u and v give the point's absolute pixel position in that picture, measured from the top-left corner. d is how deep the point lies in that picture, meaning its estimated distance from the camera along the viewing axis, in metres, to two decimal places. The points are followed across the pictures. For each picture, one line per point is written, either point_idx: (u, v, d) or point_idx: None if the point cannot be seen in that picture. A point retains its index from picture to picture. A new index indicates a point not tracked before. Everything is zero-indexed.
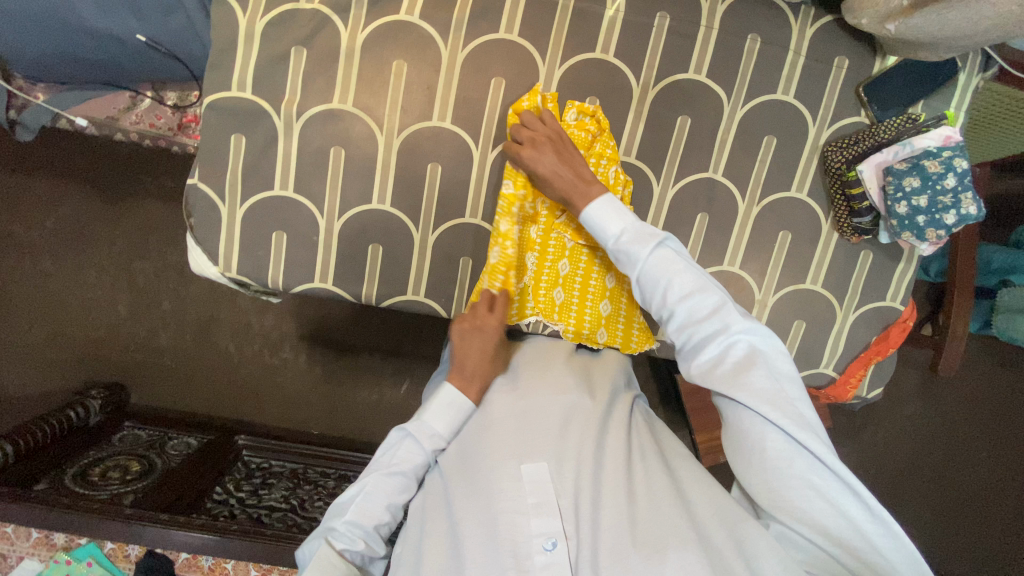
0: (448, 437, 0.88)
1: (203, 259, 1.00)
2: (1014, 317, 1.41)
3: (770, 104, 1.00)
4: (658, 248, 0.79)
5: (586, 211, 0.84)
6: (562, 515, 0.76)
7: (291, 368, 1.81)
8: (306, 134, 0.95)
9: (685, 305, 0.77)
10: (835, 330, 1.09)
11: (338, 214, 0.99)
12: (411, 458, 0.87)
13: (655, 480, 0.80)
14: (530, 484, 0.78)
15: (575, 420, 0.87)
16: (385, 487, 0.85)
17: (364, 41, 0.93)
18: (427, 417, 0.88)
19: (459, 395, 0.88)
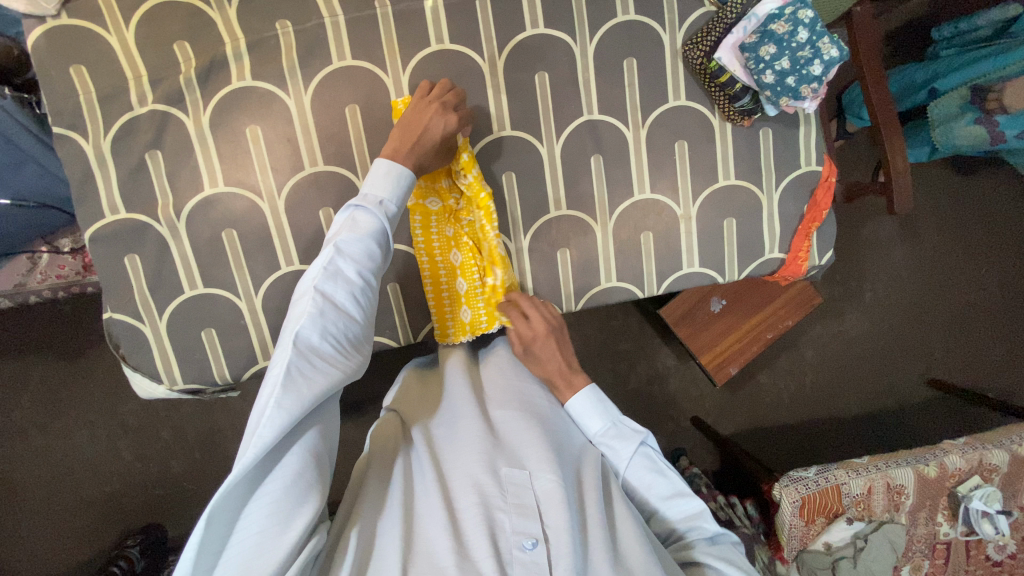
0: (397, 205, 0.85)
1: (146, 382, 1.00)
2: (949, 126, 1.37)
3: (617, 27, 1.00)
4: (640, 447, 0.95)
5: (575, 403, 0.97)
6: (540, 517, 0.79)
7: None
8: (193, 230, 0.95)
9: (668, 501, 0.93)
10: (766, 214, 1.09)
11: (255, 291, 0.99)
12: (372, 234, 0.81)
13: (624, 506, 0.87)
14: (511, 487, 0.81)
15: (558, 436, 0.92)
16: (350, 261, 0.78)
17: (210, 121, 0.93)
18: (375, 183, 0.83)
19: (393, 162, 0.84)
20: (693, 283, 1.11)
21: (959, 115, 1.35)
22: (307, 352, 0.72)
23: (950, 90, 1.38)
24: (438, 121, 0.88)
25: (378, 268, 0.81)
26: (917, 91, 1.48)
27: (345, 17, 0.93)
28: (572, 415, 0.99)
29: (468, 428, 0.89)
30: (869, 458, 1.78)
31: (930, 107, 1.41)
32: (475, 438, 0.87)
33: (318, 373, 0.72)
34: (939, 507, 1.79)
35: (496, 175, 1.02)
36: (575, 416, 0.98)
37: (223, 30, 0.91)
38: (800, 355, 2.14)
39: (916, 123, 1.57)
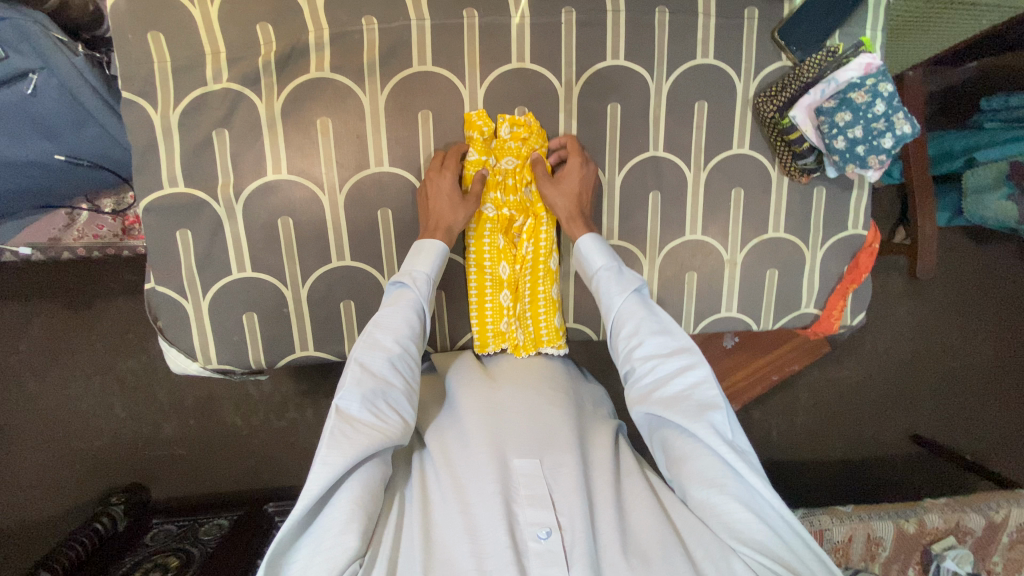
0: (432, 275, 0.91)
1: (180, 357, 1.00)
2: (981, 198, 1.43)
3: (694, 70, 1.01)
4: (634, 293, 0.92)
5: (581, 240, 0.96)
6: (555, 507, 0.76)
7: (301, 428, 1.81)
8: (249, 213, 0.95)
9: (652, 336, 0.88)
10: (807, 270, 1.11)
11: (302, 281, 0.98)
12: (406, 305, 0.86)
13: (640, 484, 0.83)
14: (522, 478, 0.79)
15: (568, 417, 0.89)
16: (387, 319, 0.84)
17: (282, 107, 0.92)
18: (410, 260, 0.91)
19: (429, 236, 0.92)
20: (727, 326, 1.13)
21: (995, 188, 1.38)
22: (346, 421, 0.74)
23: (991, 163, 1.40)
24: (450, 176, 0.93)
25: (416, 336, 0.86)
26: (954, 159, 1.49)
27: (431, 22, 0.93)
28: (579, 251, 0.97)
29: (472, 417, 0.87)
30: (853, 508, 1.85)
31: (966, 175, 1.45)
32: (481, 426, 0.85)
33: (359, 434, 0.73)
34: (911, 561, 1.88)
35: None
36: (580, 252, 0.97)
37: (309, 18, 0.90)
38: (796, 397, 2.18)
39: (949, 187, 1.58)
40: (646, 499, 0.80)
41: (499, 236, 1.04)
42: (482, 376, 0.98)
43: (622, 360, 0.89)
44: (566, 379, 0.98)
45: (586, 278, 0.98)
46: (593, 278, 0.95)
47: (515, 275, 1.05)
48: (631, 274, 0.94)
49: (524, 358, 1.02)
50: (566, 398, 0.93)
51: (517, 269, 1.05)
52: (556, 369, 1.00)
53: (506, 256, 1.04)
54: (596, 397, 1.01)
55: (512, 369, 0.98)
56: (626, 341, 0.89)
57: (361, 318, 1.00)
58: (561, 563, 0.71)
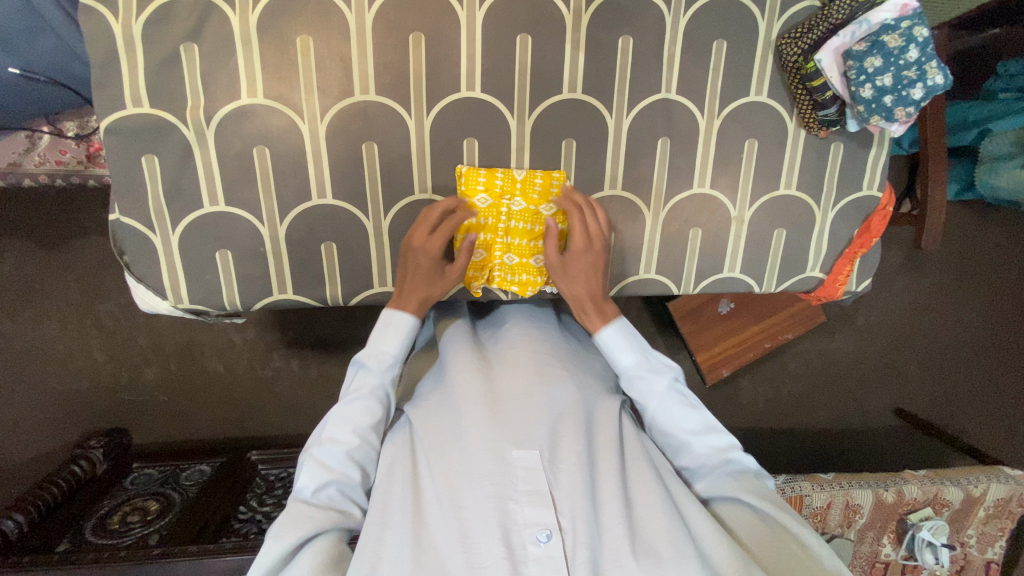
0: (398, 359, 0.87)
1: (149, 295, 0.94)
2: (995, 168, 1.34)
3: (714, 4, 0.92)
4: (673, 383, 0.89)
5: (600, 335, 0.91)
6: (556, 505, 0.74)
7: (283, 380, 1.76)
8: (222, 141, 0.87)
9: (700, 435, 0.86)
10: (816, 232, 1.05)
11: (279, 219, 0.91)
12: (369, 389, 0.83)
13: (647, 472, 0.80)
14: (521, 472, 0.76)
15: (571, 402, 0.85)
16: (347, 410, 0.82)
17: (258, 22, 0.83)
18: (378, 336, 0.87)
19: (394, 312, 0.87)
20: (728, 288, 1.08)
21: (1013, 157, 1.31)
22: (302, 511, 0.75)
23: (1007, 133, 1.31)
24: (433, 252, 0.88)
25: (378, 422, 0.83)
26: (967, 129, 1.39)
27: None
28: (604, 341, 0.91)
29: (466, 404, 0.83)
30: (834, 476, 1.87)
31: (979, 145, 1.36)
32: (478, 415, 0.81)
33: (311, 516, 0.75)
34: (886, 530, 1.91)
35: (556, 140, 0.95)
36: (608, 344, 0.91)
37: None
38: (786, 367, 2.17)
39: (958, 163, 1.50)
40: (655, 488, 0.78)
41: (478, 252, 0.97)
42: (479, 355, 0.92)
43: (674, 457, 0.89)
44: (570, 357, 0.93)
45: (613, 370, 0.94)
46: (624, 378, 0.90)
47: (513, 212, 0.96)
48: (663, 359, 0.91)
49: (525, 333, 0.95)
50: (569, 376, 0.88)
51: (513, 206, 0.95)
52: (557, 345, 0.94)
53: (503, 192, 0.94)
54: (599, 369, 0.97)
55: (511, 347, 0.93)
56: (671, 441, 0.88)
57: (343, 263, 0.94)
58: (562, 568, 0.69)
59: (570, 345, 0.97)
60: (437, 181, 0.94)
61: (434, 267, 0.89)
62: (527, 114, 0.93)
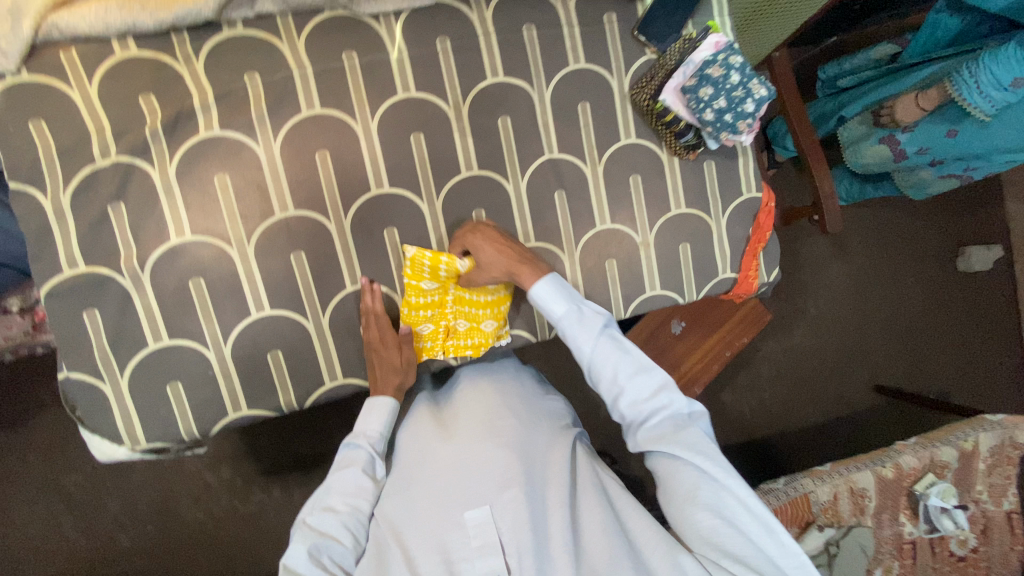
0: (381, 434, 1.02)
1: (107, 444, 0.95)
2: (857, 147, 1.42)
3: (570, 75, 1.09)
4: (605, 329, 0.97)
5: (535, 288, 0.97)
6: (505, 552, 0.89)
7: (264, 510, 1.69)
8: (158, 281, 0.93)
9: (632, 380, 0.95)
10: (716, 239, 1.17)
11: (223, 340, 0.96)
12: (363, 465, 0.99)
13: (592, 501, 0.94)
14: (475, 529, 0.90)
15: (520, 453, 0.98)
16: (342, 483, 0.96)
17: (176, 171, 0.93)
18: (364, 418, 1.02)
19: (373, 399, 1.01)
20: (656, 305, 1.17)
21: (867, 136, 1.38)
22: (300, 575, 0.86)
23: (856, 114, 1.42)
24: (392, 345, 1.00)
25: (369, 488, 0.98)
26: (825, 118, 1.57)
27: (313, 68, 0.97)
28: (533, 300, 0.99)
29: (431, 473, 0.98)
30: (831, 467, 1.88)
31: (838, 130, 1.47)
32: (440, 486, 0.96)
33: None
34: (900, 507, 1.89)
35: (466, 211, 1.06)
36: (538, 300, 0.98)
37: (190, 82, 0.92)
38: (757, 371, 2.24)
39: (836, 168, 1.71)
40: (597, 512, 0.92)
41: (424, 325, 1.04)
42: (439, 424, 1.05)
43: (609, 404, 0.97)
44: (522, 407, 1.06)
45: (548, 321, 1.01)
46: (556, 325, 0.98)
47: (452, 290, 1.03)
48: (594, 309, 0.99)
49: (479, 391, 1.08)
50: (516, 428, 1.01)
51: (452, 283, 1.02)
52: (512, 396, 1.07)
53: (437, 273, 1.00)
54: (550, 405, 1.10)
55: (466, 411, 1.05)
56: (608, 387, 0.96)
57: (291, 368, 0.98)
58: None
59: (529, 391, 1.11)
60: (365, 272, 1.02)
61: (396, 356, 1.00)
62: (435, 195, 1.04)
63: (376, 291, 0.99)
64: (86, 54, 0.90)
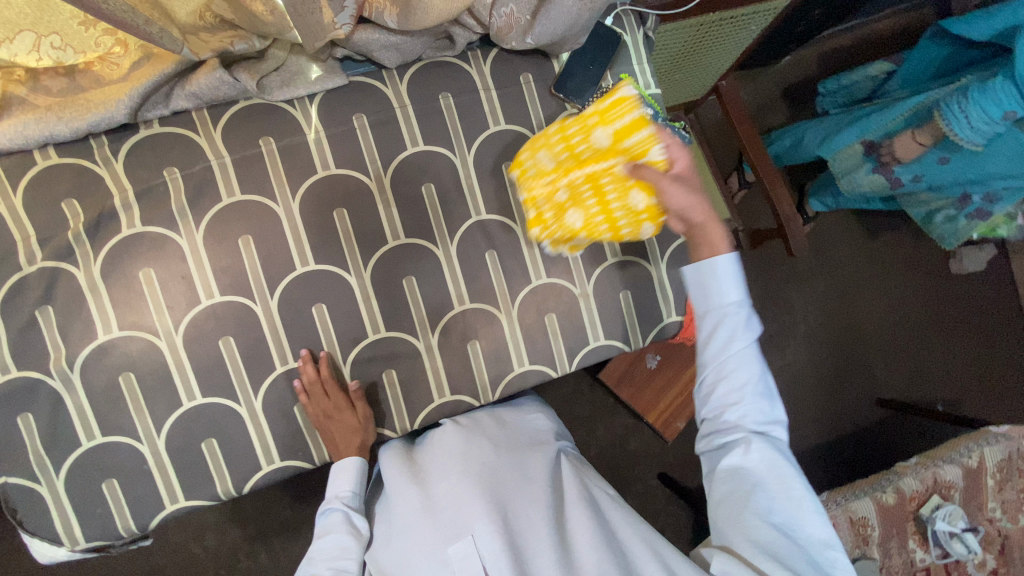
0: (352, 491, 1.03)
1: (46, 546, 0.95)
2: (852, 177, 1.32)
3: (491, 137, 1.10)
4: (750, 333, 0.89)
5: (722, 262, 0.90)
6: None
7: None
8: (89, 379, 0.94)
9: (754, 399, 0.87)
10: (657, 283, 1.15)
11: (157, 433, 0.96)
12: (340, 527, 0.97)
13: (582, 513, 0.88)
14: (458, 562, 0.82)
15: (495, 478, 0.93)
16: (321, 548, 0.95)
17: (102, 270, 0.95)
18: (333, 483, 1.03)
19: (339, 460, 1.03)
20: (602, 355, 1.15)
21: (860, 166, 1.30)
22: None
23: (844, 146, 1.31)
24: (349, 406, 1.01)
25: (353, 546, 0.95)
26: (808, 148, 1.49)
27: (231, 157, 0.99)
28: (706, 273, 0.91)
29: (411, 510, 0.92)
30: (828, 496, 1.80)
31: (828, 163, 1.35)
32: (421, 524, 0.89)
33: None
34: (907, 533, 1.78)
35: (396, 281, 1.06)
36: (711, 276, 0.91)
37: (112, 184, 0.95)
38: None
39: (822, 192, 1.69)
40: (587, 526, 0.85)
41: (597, 130, 0.95)
42: (410, 467, 1.00)
43: (713, 405, 0.90)
44: (500, 438, 1.03)
45: (702, 304, 0.93)
46: (723, 308, 0.90)
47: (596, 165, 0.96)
48: (750, 307, 0.91)
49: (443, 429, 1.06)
50: (494, 455, 0.98)
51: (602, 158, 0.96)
52: (487, 430, 1.05)
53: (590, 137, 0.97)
54: (528, 435, 1.07)
55: (437, 448, 1.02)
56: (726, 392, 0.88)
57: (226, 455, 0.98)
58: None
59: (505, 425, 1.08)
60: (297, 351, 1.02)
61: (353, 417, 1.02)
62: (363, 268, 1.04)
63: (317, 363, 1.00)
64: (9, 166, 0.93)
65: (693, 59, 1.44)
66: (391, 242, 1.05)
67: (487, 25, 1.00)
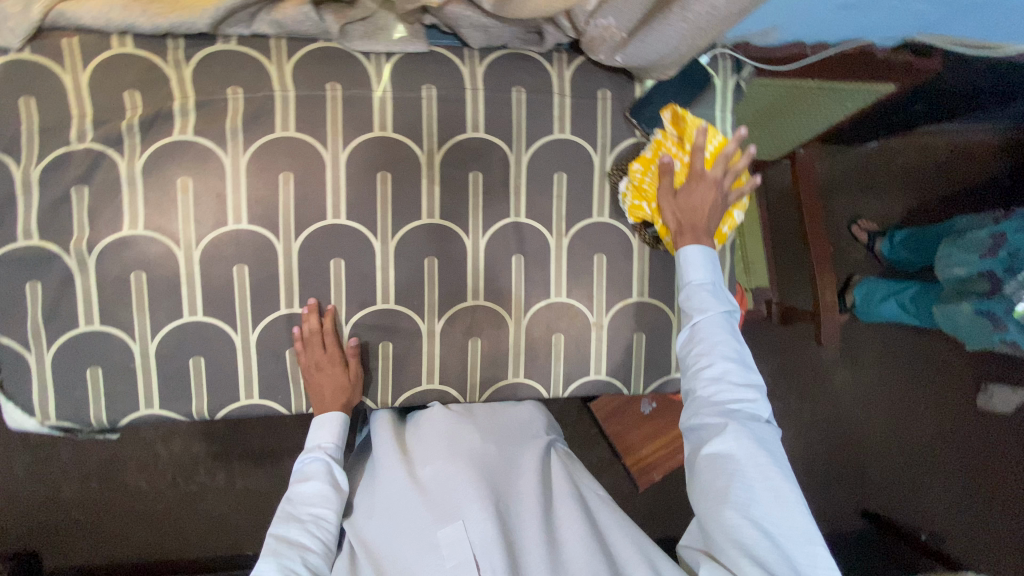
0: (335, 444, 0.99)
1: (19, 414, 0.97)
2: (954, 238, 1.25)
3: (552, 143, 1.07)
4: (724, 313, 0.93)
5: (687, 250, 0.97)
6: (479, 565, 0.79)
7: (187, 504, 1.65)
8: (102, 267, 0.96)
9: (725, 364, 0.88)
10: (675, 335, 1.12)
11: (151, 335, 0.97)
12: (321, 476, 0.95)
13: (574, 513, 0.87)
14: (445, 544, 0.81)
15: (489, 467, 0.91)
16: (301, 494, 0.92)
17: (143, 167, 0.96)
18: (314, 433, 1.00)
19: (322, 414, 0.99)
20: (598, 389, 1.12)
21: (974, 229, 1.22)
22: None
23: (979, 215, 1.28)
24: (343, 364, 1.01)
25: (334, 499, 0.94)
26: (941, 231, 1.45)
27: (295, 93, 0.99)
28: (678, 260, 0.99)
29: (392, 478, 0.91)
30: None
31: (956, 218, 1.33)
32: (409, 497, 0.88)
33: None
34: None
35: (418, 257, 1.05)
36: (685, 261, 0.98)
37: (176, 87, 0.96)
38: None
39: (876, 279, 1.59)
40: (581, 530, 0.85)
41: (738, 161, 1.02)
42: (399, 440, 0.99)
43: (686, 379, 0.91)
44: (494, 424, 1.01)
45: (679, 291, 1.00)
46: (689, 291, 0.96)
47: (682, 169, 1.03)
48: (724, 295, 0.95)
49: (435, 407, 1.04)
50: (483, 441, 0.95)
51: (686, 168, 1.02)
52: (482, 415, 1.03)
53: (675, 153, 1.02)
54: (521, 421, 1.05)
55: (429, 425, 0.99)
56: (694, 359, 0.91)
57: (210, 376, 0.99)
58: None
59: (494, 412, 1.06)
60: (304, 298, 1.01)
61: (343, 377, 1.00)
62: (390, 236, 1.03)
63: (321, 315, 1.00)
64: (85, 43, 0.94)
65: (774, 120, 1.40)
66: (425, 219, 1.04)
67: (581, 31, 0.97)
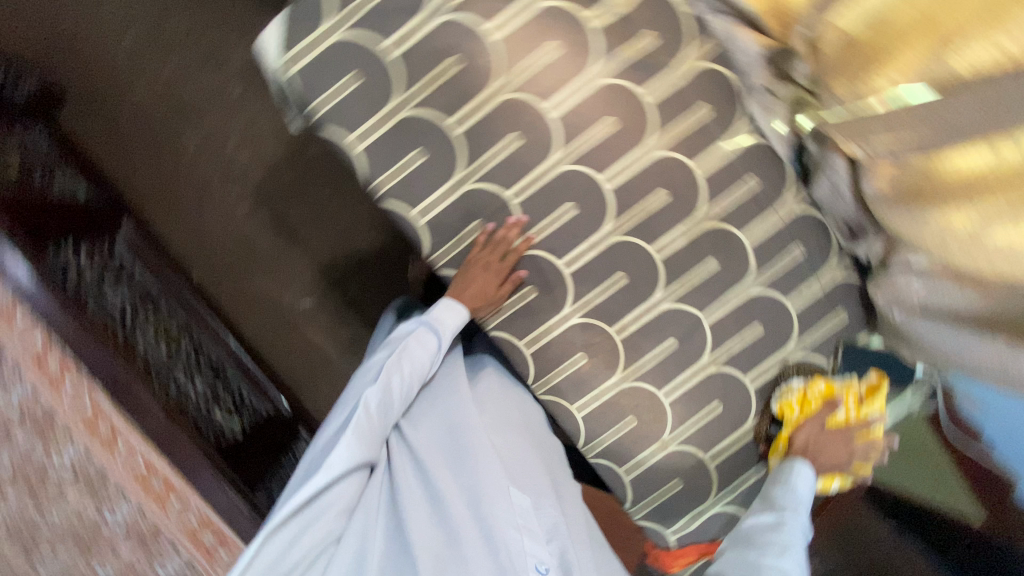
0: (454, 329, 1.10)
1: (275, 38, 1.01)
2: None
3: (779, 303, 1.09)
4: (804, 525, 0.98)
5: (799, 469, 1.04)
6: (547, 544, 1.01)
7: (206, 200, 1.68)
8: (443, 29, 0.99)
9: (786, 560, 0.93)
10: (698, 508, 1.16)
11: (413, 104, 1.02)
12: (430, 350, 1.08)
13: (606, 559, 1.12)
14: (521, 515, 1.01)
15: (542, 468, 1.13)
16: (411, 355, 1.05)
17: (543, 6, 1.00)
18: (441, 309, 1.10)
19: (451, 302, 1.09)
20: (612, 479, 1.17)
21: None
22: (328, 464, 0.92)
23: None
24: (500, 278, 1.07)
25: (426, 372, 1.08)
26: None
27: (680, 81, 1.03)
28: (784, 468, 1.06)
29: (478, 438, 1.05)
30: None
31: None
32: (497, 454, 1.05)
33: (364, 446, 0.94)
34: None
35: (617, 265, 1.08)
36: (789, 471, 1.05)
37: None
38: None
39: None
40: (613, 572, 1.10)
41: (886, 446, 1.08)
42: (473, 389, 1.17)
43: (743, 555, 0.96)
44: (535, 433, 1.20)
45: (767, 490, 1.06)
46: (783, 492, 1.02)
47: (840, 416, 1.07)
48: (807, 507, 1.02)
49: (500, 377, 1.22)
50: (529, 445, 1.15)
51: (845, 419, 1.07)
52: (529, 416, 1.21)
53: (849, 402, 1.06)
54: (551, 446, 1.23)
55: (502, 398, 1.18)
56: (765, 544, 0.96)
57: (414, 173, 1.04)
58: None
59: (535, 415, 1.23)
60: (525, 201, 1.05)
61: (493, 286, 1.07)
62: (620, 232, 1.07)
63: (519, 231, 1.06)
64: None
65: None
66: (652, 248, 1.07)
67: (882, 265, 1.01)
